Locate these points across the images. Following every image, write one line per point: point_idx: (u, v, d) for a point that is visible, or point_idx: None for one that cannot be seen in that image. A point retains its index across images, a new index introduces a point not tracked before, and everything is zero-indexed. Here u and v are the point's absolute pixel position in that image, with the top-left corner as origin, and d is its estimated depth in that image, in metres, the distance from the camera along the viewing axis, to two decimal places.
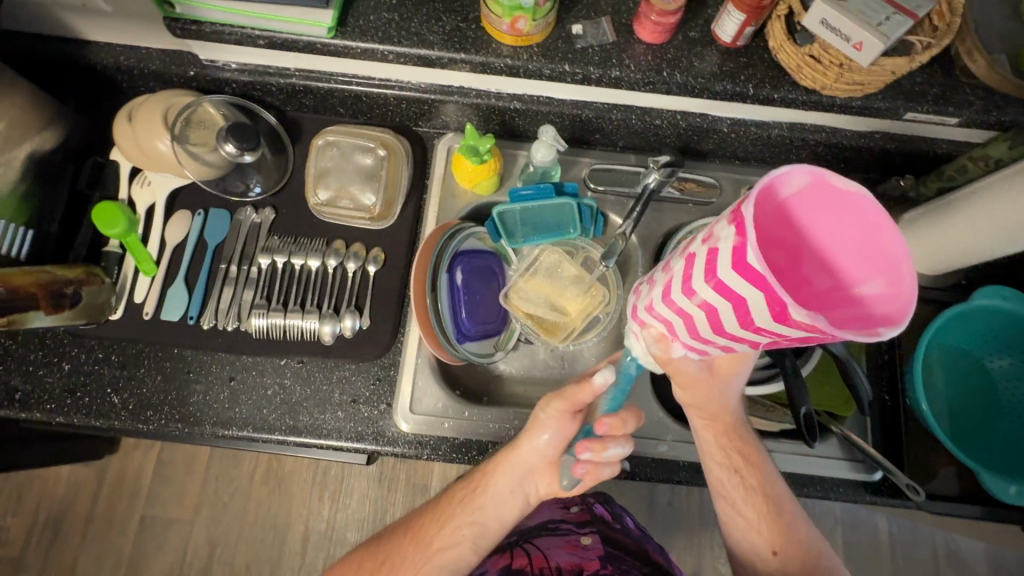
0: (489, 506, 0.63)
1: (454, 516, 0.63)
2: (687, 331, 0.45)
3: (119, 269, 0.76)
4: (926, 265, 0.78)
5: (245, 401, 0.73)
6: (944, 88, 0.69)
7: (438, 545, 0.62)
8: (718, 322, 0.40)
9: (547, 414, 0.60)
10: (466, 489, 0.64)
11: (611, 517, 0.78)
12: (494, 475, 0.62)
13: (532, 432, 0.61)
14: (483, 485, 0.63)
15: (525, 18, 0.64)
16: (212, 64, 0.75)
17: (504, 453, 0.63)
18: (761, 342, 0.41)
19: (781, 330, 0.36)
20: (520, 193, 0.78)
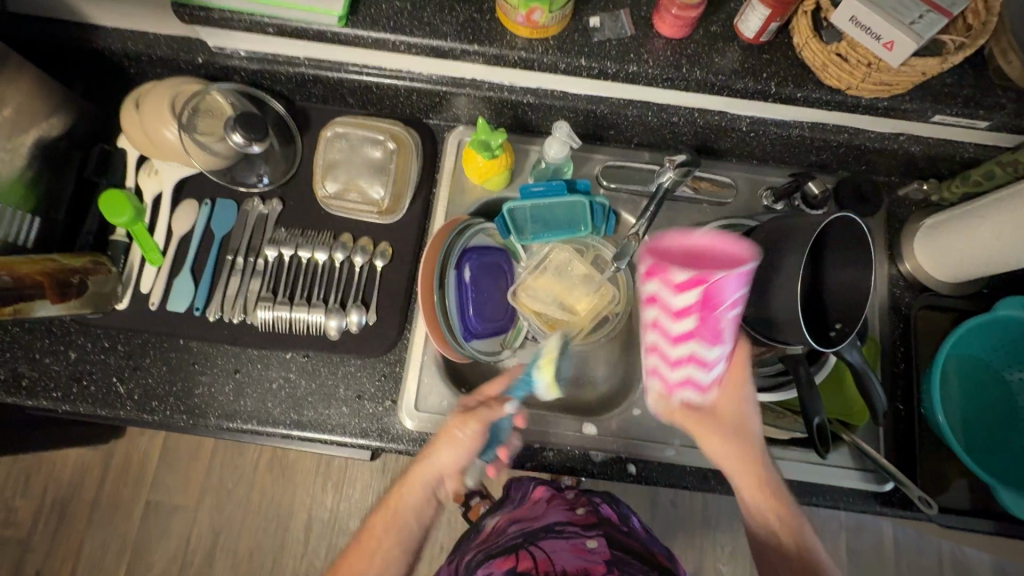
0: (401, 535, 0.62)
1: (375, 547, 0.61)
2: (665, 360, 0.54)
3: (125, 258, 0.76)
4: (946, 273, 0.76)
5: (250, 394, 0.73)
6: (975, 90, 0.66)
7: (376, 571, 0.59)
8: (667, 327, 0.51)
9: (452, 431, 0.62)
10: (379, 522, 0.63)
11: (617, 517, 0.78)
12: (402, 504, 0.62)
13: (435, 455, 0.62)
14: (396, 516, 0.62)
15: (541, 10, 0.62)
16: (220, 51, 0.73)
17: (409, 481, 0.62)
18: (710, 318, 0.49)
19: (692, 316, 0.49)
20: (531, 189, 0.76)
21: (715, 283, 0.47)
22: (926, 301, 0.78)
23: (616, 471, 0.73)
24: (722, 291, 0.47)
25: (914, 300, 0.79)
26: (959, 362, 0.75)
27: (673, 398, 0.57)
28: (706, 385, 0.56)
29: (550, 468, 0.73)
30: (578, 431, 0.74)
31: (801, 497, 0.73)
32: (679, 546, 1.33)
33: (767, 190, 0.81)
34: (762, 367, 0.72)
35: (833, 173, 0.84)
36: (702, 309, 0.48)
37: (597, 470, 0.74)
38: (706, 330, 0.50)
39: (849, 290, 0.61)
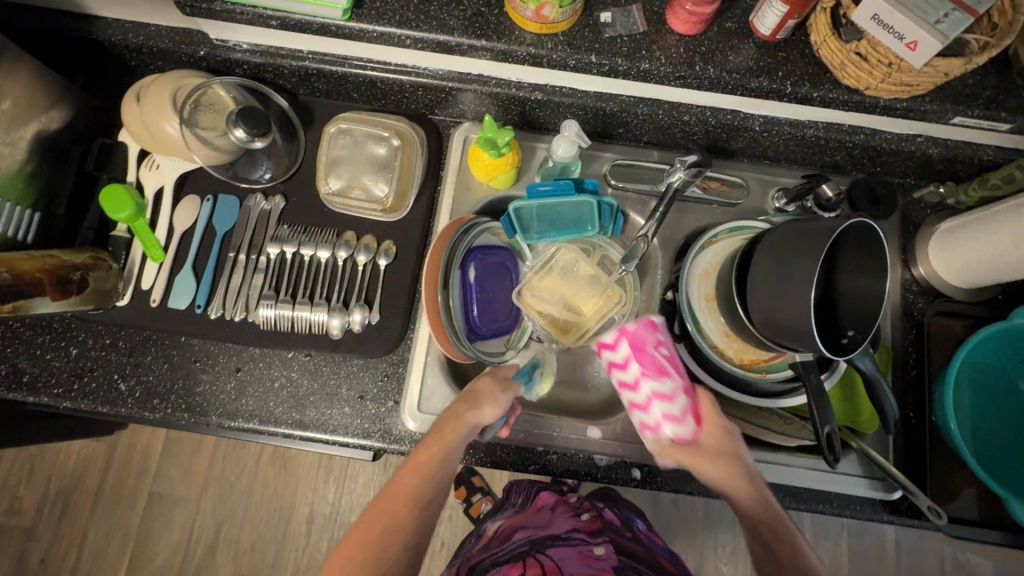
0: (438, 485, 0.56)
1: (410, 495, 0.55)
2: (639, 408, 0.61)
3: (126, 254, 0.75)
4: (961, 279, 0.75)
5: (251, 393, 0.72)
6: (997, 91, 0.64)
7: (413, 523, 0.53)
8: (621, 378, 0.61)
9: (493, 391, 0.63)
10: (412, 471, 0.56)
11: (621, 523, 0.81)
12: (443, 451, 0.57)
13: (478, 409, 0.61)
14: (434, 463, 0.57)
15: (552, 5, 0.60)
16: (223, 43, 0.72)
17: (451, 429, 0.59)
18: (654, 363, 0.60)
19: (634, 367, 0.61)
20: (538, 188, 0.75)
21: (630, 331, 0.62)
22: (940, 308, 0.77)
23: (620, 475, 0.73)
24: (639, 334, 0.61)
25: (928, 306, 0.77)
26: (972, 369, 0.74)
27: (662, 437, 0.60)
28: (687, 419, 0.59)
29: (554, 472, 0.73)
30: (583, 435, 0.73)
31: (807, 504, 0.72)
32: (680, 546, 1.33)
33: (779, 191, 0.79)
34: (769, 374, 0.71)
35: (847, 174, 0.82)
36: (633, 352, 0.61)
37: (600, 474, 0.73)
38: (652, 370, 0.60)
39: (863, 297, 0.60)
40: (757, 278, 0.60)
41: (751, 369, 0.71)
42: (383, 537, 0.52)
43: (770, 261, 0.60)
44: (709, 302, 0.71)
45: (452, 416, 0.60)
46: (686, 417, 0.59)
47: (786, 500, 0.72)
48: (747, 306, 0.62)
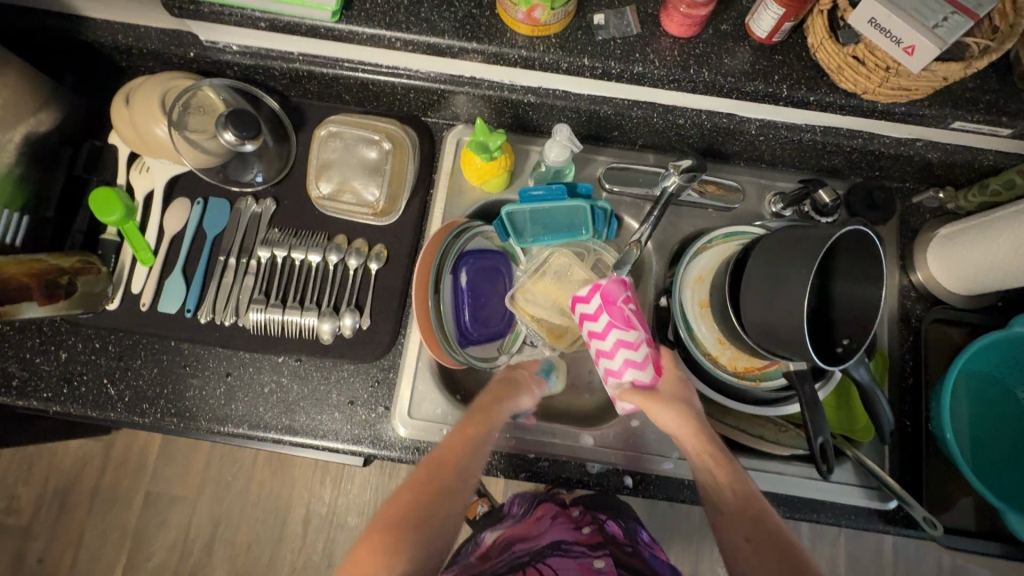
0: (481, 459, 0.57)
1: (458, 464, 0.55)
2: (605, 356, 0.61)
3: (116, 257, 0.74)
4: (960, 286, 0.74)
5: (241, 398, 0.72)
6: (998, 95, 0.63)
7: (460, 494, 0.53)
8: (591, 328, 0.62)
9: (528, 383, 0.66)
10: (459, 440, 0.57)
11: (623, 535, 0.79)
12: (489, 427, 0.58)
13: (518, 395, 0.64)
14: (482, 437, 0.57)
15: (543, 7, 0.59)
16: (212, 45, 0.71)
17: (498, 408, 0.60)
18: (625, 316, 0.61)
19: (606, 320, 0.61)
20: (531, 193, 0.74)
21: (603, 285, 0.62)
22: (938, 315, 0.76)
23: (612, 484, 0.72)
24: (611, 287, 0.61)
25: (926, 313, 0.77)
26: (971, 379, 0.73)
27: (623, 383, 0.61)
28: (647, 366, 0.61)
29: (546, 479, 0.72)
30: (575, 442, 0.72)
31: (801, 514, 0.71)
32: (676, 548, 1.32)
33: (776, 196, 0.78)
34: (764, 381, 0.69)
35: (845, 178, 0.81)
36: (605, 304, 0.61)
37: (592, 482, 0.72)
38: (621, 320, 0.61)
39: (858, 306, 0.59)
40: (751, 285, 0.59)
41: (745, 376, 0.69)
42: (434, 503, 0.51)
43: (764, 268, 0.59)
44: (702, 308, 0.69)
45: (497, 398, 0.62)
46: (646, 364, 0.61)
47: (779, 509, 0.71)
48: (741, 313, 0.61)
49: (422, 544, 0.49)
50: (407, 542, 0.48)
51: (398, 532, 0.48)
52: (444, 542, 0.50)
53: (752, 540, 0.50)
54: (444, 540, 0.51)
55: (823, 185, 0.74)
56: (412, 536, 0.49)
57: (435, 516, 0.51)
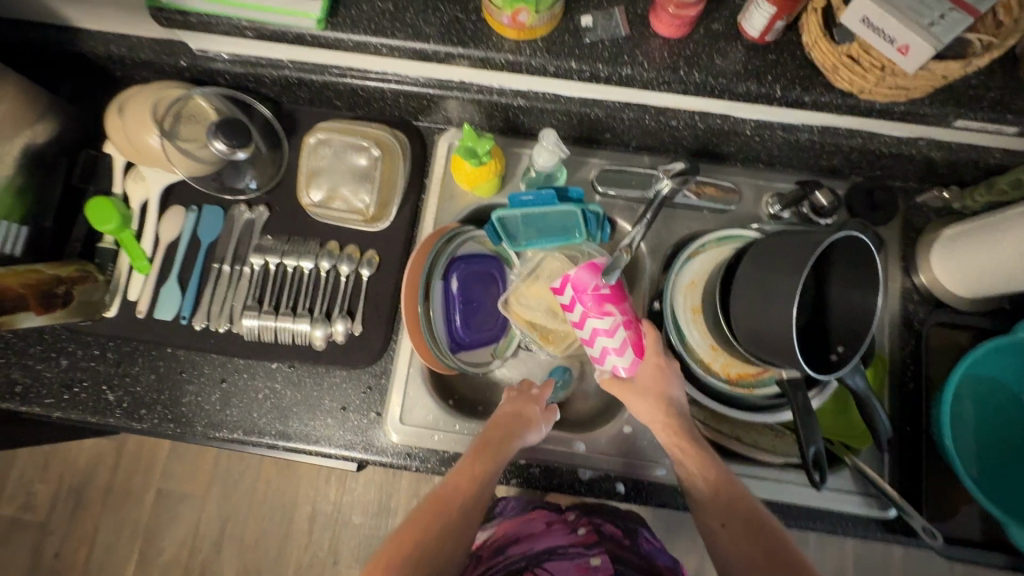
0: (486, 500, 0.57)
1: (462, 506, 0.55)
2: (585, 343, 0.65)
3: (113, 266, 0.76)
4: (964, 288, 0.72)
5: (236, 404, 0.73)
6: (1003, 92, 0.61)
7: (465, 534, 0.54)
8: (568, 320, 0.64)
9: (537, 418, 0.65)
10: (465, 481, 0.57)
11: (621, 533, 0.76)
12: (496, 467, 0.59)
13: (526, 432, 0.63)
14: (488, 477, 0.58)
15: (527, 11, 0.58)
16: (203, 54, 0.71)
17: (504, 449, 0.60)
18: (597, 306, 0.62)
19: (579, 311, 0.63)
20: (520, 198, 0.73)
21: (571, 277, 0.63)
22: (938, 319, 0.74)
23: (605, 489, 0.72)
24: (580, 278, 0.62)
25: (928, 317, 0.75)
26: (976, 385, 0.70)
27: (608, 369, 0.64)
28: (626, 350, 0.62)
29: (538, 484, 0.72)
30: (567, 449, 0.72)
31: (798, 522, 0.70)
32: (679, 549, 1.31)
33: (774, 197, 0.77)
34: (756, 390, 0.69)
35: (845, 178, 0.79)
36: (575, 296, 0.63)
37: (584, 488, 0.72)
38: (593, 309, 0.62)
39: (854, 312, 0.57)
40: (741, 292, 0.58)
41: (738, 383, 0.69)
42: (437, 545, 0.52)
43: (753, 274, 0.57)
44: (694, 314, 0.69)
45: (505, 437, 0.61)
46: (625, 348, 0.62)
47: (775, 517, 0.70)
48: (730, 320, 0.60)
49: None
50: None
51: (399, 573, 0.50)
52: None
53: (728, 525, 0.55)
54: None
55: (819, 187, 0.71)
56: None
57: (438, 560, 0.51)
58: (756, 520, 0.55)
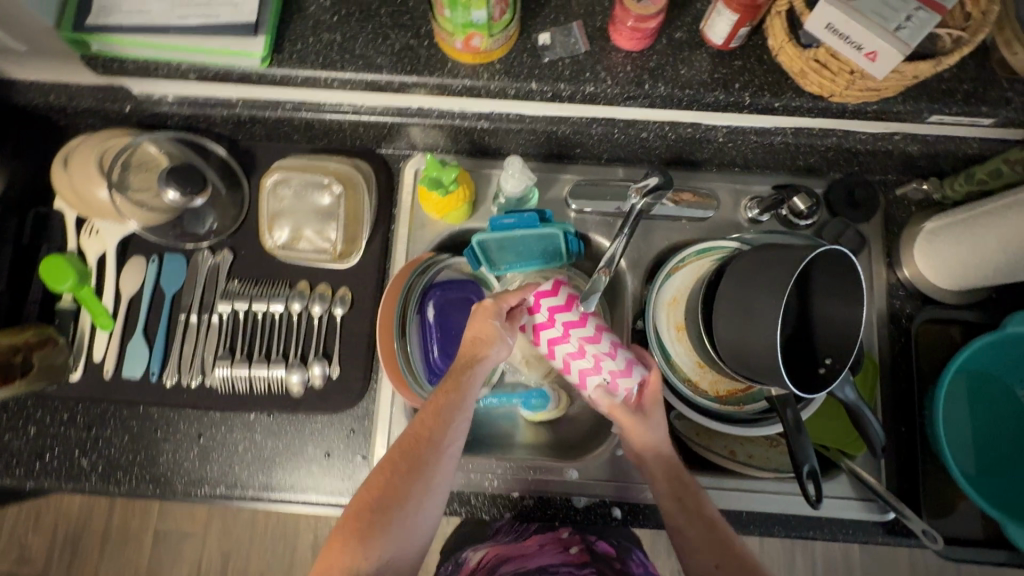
0: (458, 428, 0.56)
1: (429, 444, 0.54)
2: (607, 330, 0.60)
3: (74, 325, 0.73)
4: (947, 281, 0.71)
5: (215, 459, 0.71)
6: (976, 84, 0.59)
7: (434, 471, 0.54)
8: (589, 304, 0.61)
9: (497, 335, 0.58)
10: (432, 418, 0.55)
11: (613, 553, 0.78)
12: (460, 398, 0.56)
13: (486, 353, 0.57)
14: (454, 409, 0.56)
15: (480, 35, 0.55)
16: (148, 97, 0.68)
17: (466, 380, 0.56)
18: None
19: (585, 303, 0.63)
20: (501, 222, 0.69)
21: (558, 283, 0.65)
22: (928, 314, 0.73)
23: (601, 514, 0.71)
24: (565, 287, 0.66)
25: (917, 312, 0.74)
26: (966, 379, 0.69)
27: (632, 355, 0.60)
28: None
29: (533, 515, 0.71)
30: (560, 478, 0.70)
31: (797, 532, 0.69)
32: None
33: (752, 200, 0.75)
34: (747, 407, 0.68)
35: (823, 175, 0.77)
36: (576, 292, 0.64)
37: (580, 516, 0.71)
38: None
39: (840, 326, 0.55)
40: (720, 313, 0.56)
41: (727, 401, 0.68)
42: (410, 482, 0.53)
43: (732, 292, 0.56)
44: (678, 332, 0.67)
45: (465, 366, 0.57)
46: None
47: (774, 529, 0.69)
48: (713, 342, 0.59)
49: (403, 524, 0.52)
50: (388, 526, 0.51)
51: (374, 519, 0.51)
52: (433, 512, 0.54)
53: (721, 566, 0.54)
54: (433, 510, 0.54)
55: (798, 192, 0.71)
56: (390, 524, 0.51)
57: (412, 496, 0.53)
58: (751, 570, 0.53)
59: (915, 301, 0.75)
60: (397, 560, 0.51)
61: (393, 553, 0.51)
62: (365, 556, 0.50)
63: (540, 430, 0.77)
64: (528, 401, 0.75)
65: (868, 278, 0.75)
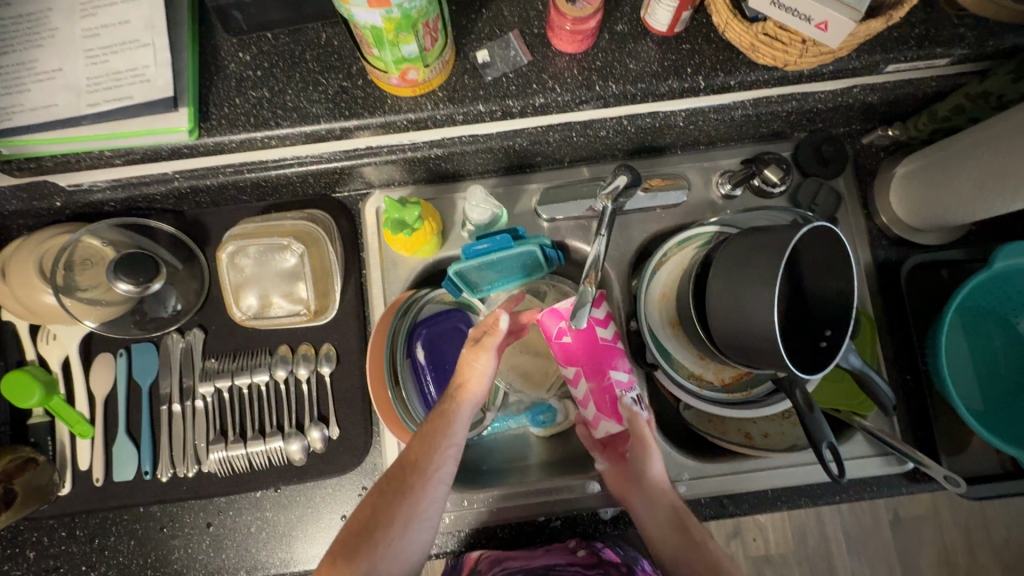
0: (448, 458, 0.52)
1: (419, 467, 0.51)
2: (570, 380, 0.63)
3: (52, 439, 0.69)
4: (923, 223, 0.70)
5: (229, 545, 0.68)
6: (928, 26, 0.57)
7: (422, 496, 0.50)
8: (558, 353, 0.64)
9: (467, 361, 0.55)
10: (422, 440, 0.53)
11: (621, 561, 0.68)
12: (446, 424, 0.53)
13: (466, 384, 0.54)
14: (441, 432, 0.52)
15: (416, 68, 0.52)
16: (76, 188, 0.63)
17: (451, 403, 0.54)
18: (563, 350, 0.59)
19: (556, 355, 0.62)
20: (474, 249, 0.64)
21: (552, 310, 0.59)
22: (915, 260, 0.73)
23: (628, 522, 0.71)
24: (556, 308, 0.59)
25: (903, 260, 0.74)
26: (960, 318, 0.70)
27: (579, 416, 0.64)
28: (590, 402, 0.60)
29: (561, 536, 0.71)
30: (583, 492, 0.69)
31: (821, 498, 0.70)
32: None
33: (722, 176, 0.73)
34: (753, 390, 0.68)
35: (789, 137, 0.76)
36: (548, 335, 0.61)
37: (609, 526, 0.71)
38: (565, 356, 0.59)
39: (835, 300, 0.54)
40: (714, 312, 0.54)
41: (734, 388, 0.68)
42: (394, 508, 0.50)
43: (723, 286, 0.53)
44: (673, 328, 0.67)
45: (451, 395, 0.55)
46: (569, 364, 0.59)
47: (800, 500, 0.70)
48: (713, 337, 0.57)
49: (386, 549, 0.48)
50: (371, 551, 0.47)
51: (359, 542, 0.48)
52: (420, 541, 0.50)
53: None
54: (422, 539, 0.50)
55: (767, 163, 0.69)
56: (376, 546, 0.48)
57: (397, 519, 0.49)
58: None
59: (897, 246, 0.75)
60: None
61: None
62: None
63: (554, 446, 0.76)
64: (535, 417, 0.74)
65: (850, 232, 0.74)
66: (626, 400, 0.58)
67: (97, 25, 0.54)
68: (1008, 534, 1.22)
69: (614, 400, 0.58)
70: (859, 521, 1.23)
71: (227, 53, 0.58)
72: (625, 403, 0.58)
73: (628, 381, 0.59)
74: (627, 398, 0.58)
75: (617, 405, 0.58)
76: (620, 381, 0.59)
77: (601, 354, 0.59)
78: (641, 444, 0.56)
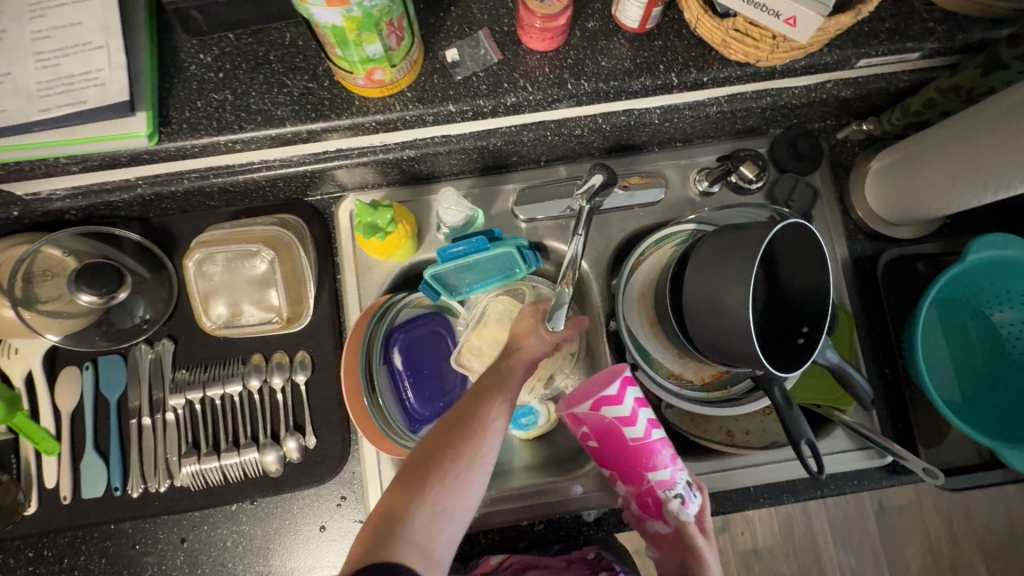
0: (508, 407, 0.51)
1: (480, 411, 0.49)
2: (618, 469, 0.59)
3: (17, 456, 0.67)
4: (896, 216, 0.70)
5: (205, 560, 0.66)
6: (898, 20, 0.57)
7: (484, 437, 0.48)
8: None
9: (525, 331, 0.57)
10: (480, 390, 0.51)
11: None
12: (506, 377, 0.52)
13: (524, 344, 0.56)
14: (499, 383, 0.52)
15: (382, 68, 0.51)
16: (35, 197, 0.61)
17: (510, 357, 0.54)
18: (594, 451, 0.55)
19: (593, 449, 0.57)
20: (449, 251, 0.63)
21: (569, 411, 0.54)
22: (891, 255, 0.73)
23: (612, 523, 0.71)
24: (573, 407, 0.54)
25: (879, 255, 0.74)
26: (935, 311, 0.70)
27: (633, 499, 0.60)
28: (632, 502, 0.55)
29: (545, 539, 0.71)
30: (566, 496, 0.68)
31: (804, 494, 0.70)
32: None
33: (700, 173, 0.73)
34: (734, 388, 0.68)
35: (765, 133, 0.76)
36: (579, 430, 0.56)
37: (593, 528, 0.71)
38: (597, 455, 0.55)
39: (810, 297, 0.54)
40: (691, 312, 0.54)
41: (714, 386, 0.68)
42: (460, 444, 0.47)
43: (699, 285, 0.52)
44: (652, 327, 0.67)
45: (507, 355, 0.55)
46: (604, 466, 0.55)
47: (783, 496, 0.70)
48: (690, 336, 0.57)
49: (451, 483, 0.46)
50: (438, 485, 0.46)
51: (424, 473, 0.46)
52: (481, 483, 0.48)
53: None
54: (480, 482, 0.48)
55: (743, 160, 0.69)
56: (443, 479, 0.46)
57: (462, 456, 0.47)
58: None
59: (873, 241, 0.75)
60: (440, 526, 0.45)
61: (441, 511, 0.45)
62: (415, 508, 0.45)
63: (537, 449, 0.75)
64: (519, 421, 0.72)
65: (826, 227, 0.74)
66: (670, 503, 0.52)
67: (48, 27, 0.52)
68: (989, 520, 1.25)
69: (658, 502, 0.53)
70: (844, 512, 1.24)
71: (187, 54, 0.56)
72: (671, 508, 0.52)
73: (670, 481, 0.52)
74: (670, 503, 0.52)
75: (661, 508, 0.53)
76: (660, 483, 0.53)
77: (633, 456, 0.53)
78: (688, 547, 0.51)
